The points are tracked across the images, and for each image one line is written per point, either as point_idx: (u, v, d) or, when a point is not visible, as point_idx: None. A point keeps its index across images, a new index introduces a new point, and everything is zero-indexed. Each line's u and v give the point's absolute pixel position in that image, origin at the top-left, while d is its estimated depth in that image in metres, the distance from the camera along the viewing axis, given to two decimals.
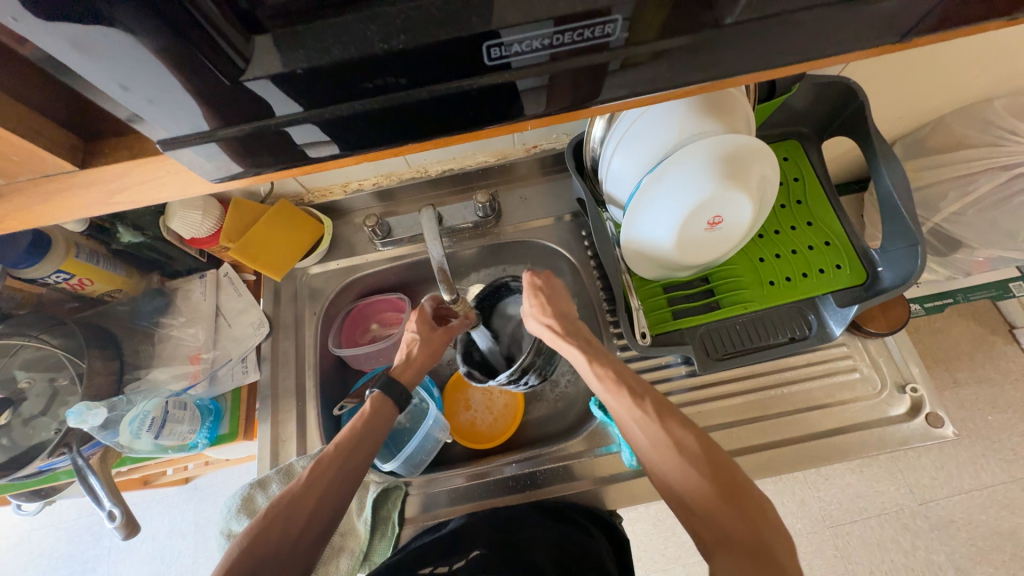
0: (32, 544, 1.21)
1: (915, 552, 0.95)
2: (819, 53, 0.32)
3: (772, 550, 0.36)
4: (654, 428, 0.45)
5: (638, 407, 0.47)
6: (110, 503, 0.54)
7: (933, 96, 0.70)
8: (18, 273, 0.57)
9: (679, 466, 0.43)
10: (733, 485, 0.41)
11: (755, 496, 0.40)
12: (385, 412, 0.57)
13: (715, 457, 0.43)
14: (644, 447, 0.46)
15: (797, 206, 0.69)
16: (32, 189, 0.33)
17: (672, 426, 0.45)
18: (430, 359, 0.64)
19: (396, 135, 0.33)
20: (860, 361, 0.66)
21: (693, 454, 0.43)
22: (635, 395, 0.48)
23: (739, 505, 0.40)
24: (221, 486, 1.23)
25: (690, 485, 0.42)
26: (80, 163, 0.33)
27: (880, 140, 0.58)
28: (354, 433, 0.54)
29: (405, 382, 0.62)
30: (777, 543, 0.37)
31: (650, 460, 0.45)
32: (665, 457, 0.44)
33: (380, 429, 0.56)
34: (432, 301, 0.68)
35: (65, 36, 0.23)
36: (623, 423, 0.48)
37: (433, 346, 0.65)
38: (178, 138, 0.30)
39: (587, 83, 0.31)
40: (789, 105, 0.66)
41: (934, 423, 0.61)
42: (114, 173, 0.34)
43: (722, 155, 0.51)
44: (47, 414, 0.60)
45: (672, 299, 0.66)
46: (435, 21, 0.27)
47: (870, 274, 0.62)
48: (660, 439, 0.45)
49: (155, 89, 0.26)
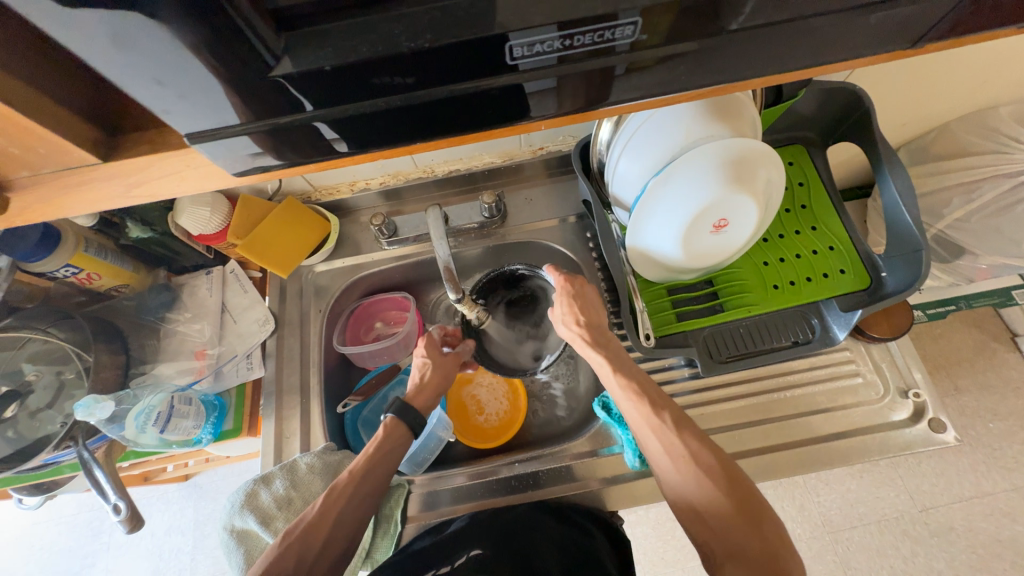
0: (31, 539, 1.21)
1: (915, 559, 0.94)
2: (833, 57, 0.32)
3: (783, 560, 0.39)
4: (670, 439, 0.48)
5: (657, 417, 0.50)
6: (115, 496, 0.54)
7: (939, 103, 0.71)
8: (26, 266, 0.57)
9: (694, 478, 0.45)
10: (748, 502, 0.43)
11: (767, 512, 0.43)
12: (400, 438, 0.57)
13: (730, 472, 0.45)
14: (659, 456, 0.48)
15: (801, 211, 0.69)
16: (56, 180, 0.34)
17: (688, 438, 0.48)
18: (444, 383, 0.65)
19: (411, 133, 0.33)
20: (862, 366, 0.66)
21: (708, 466, 0.46)
22: (653, 404, 0.51)
23: (753, 521, 0.42)
24: (222, 484, 1.23)
25: (705, 496, 0.44)
26: (103, 156, 0.34)
27: (885, 145, 0.58)
28: (369, 463, 0.54)
29: (420, 407, 0.62)
30: (789, 555, 0.40)
31: (666, 471, 0.48)
32: (681, 466, 0.46)
33: (397, 455, 0.57)
34: (438, 329, 0.68)
35: (99, 31, 0.23)
36: (640, 430, 0.50)
37: (446, 370, 0.65)
38: (202, 133, 0.30)
39: (599, 84, 0.32)
40: (795, 109, 0.66)
41: (936, 428, 0.61)
42: (133, 166, 0.34)
43: (728, 158, 0.52)
44: (54, 407, 0.60)
45: (676, 301, 0.67)
46: (461, 22, 0.27)
47: (875, 279, 0.62)
48: (677, 450, 0.47)
49: (182, 85, 0.27)
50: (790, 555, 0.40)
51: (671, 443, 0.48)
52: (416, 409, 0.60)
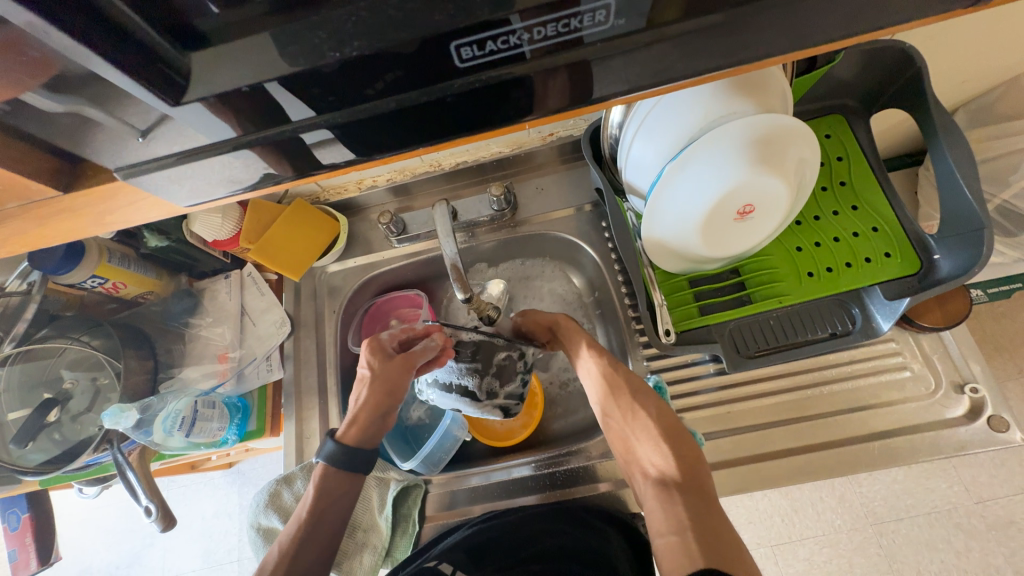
0: (97, 522, 1.32)
1: (969, 553, 0.88)
2: (862, 26, 0.27)
3: (700, 477, 0.45)
4: (615, 381, 0.54)
5: (603, 361, 0.56)
6: (147, 498, 0.57)
7: (1009, 57, 0.62)
8: (57, 279, 0.60)
9: (630, 411, 0.52)
10: (673, 429, 0.49)
11: (689, 440, 0.48)
12: (337, 490, 0.53)
13: (663, 411, 0.50)
14: (601, 395, 0.55)
15: (840, 188, 0.63)
16: (24, 215, 0.35)
17: (627, 376, 0.54)
18: (388, 400, 0.55)
19: (387, 144, 0.31)
20: (910, 359, 0.60)
21: (642, 398, 0.52)
22: (599, 352, 0.57)
23: (677, 443, 0.48)
24: (262, 471, 1.30)
25: (638, 424, 0.50)
26: (65, 187, 0.34)
27: (939, 113, 0.52)
28: (304, 528, 0.51)
29: (364, 439, 0.54)
30: (705, 474, 0.45)
31: (609, 408, 0.54)
32: (620, 400, 0.53)
33: (336, 509, 0.52)
34: (389, 332, 0.59)
35: (84, 55, 0.24)
36: (589, 376, 0.57)
37: (389, 378, 0.56)
38: (157, 162, 0.30)
39: (577, 80, 0.29)
40: (832, 75, 0.59)
41: (997, 427, 0.55)
42: (99, 196, 0.35)
43: (754, 138, 0.47)
44: (93, 410, 0.64)
45: (698, 294, 0.62)
46: (395, 23, 0.25)
47: (926, 262, 0.56)
48: (617, 386, 0.54)
49: (158, 105, 0.27)
50: (704, 471, 0.46)
51: (614, 385, 0.54)
52: (343, 451, 0.53)
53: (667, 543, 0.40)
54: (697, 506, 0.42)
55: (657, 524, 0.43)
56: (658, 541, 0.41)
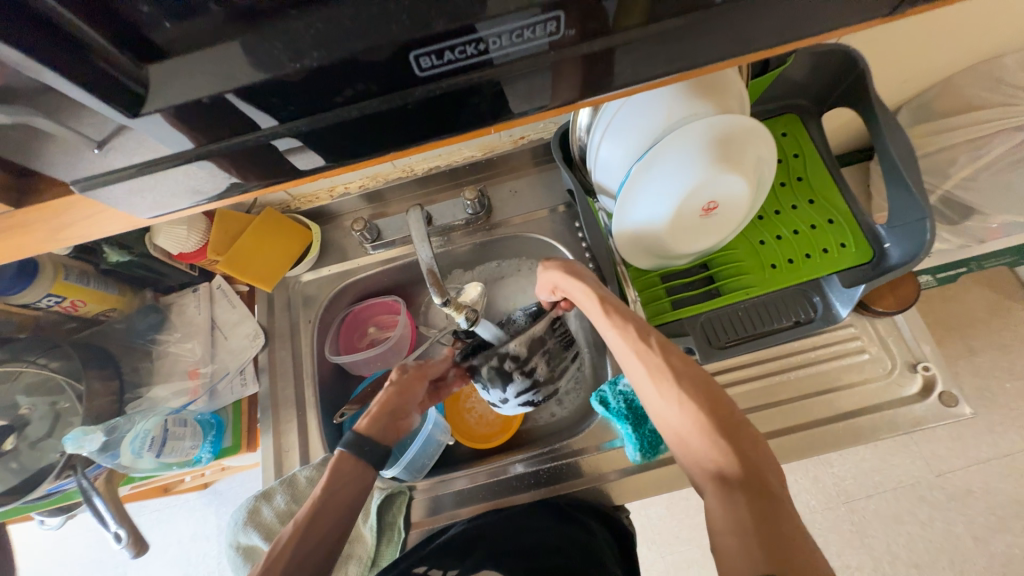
0: (62, 555, 1.24)
1: (932, 523, 0.93)
2: (798, 32, 0.29)
3: (762, 472, 0.41)
4: (654, 364, 0.48)
5: (644, 341, 0.49)
6: (116, 524, 0.55)
7: (944, 57, 0.66)
8: (8, 300, 0.57)
9: (677, 402, 0.46)
10: (727, 417, 0.44)
11: (746, 429, 0.44)
12: (351, 472, 0.50)
13: (715, 400, 0.45)
14: (641, 380, 0.49)
15: (797, 183, 0.66)
16: None
17: (672, 358, 0.48)
18: (401, 401, 0.58)
19: (354, 152, 0.32)
20: (868, 343, 0.64)
21: (691, 384, 0.46)
22: (639, 332, 0.50)
23: (734, 434, 0.43)
24: (240, 490, 1.25)
25: (686, 416, 0.45)
26: (14, 203, 0.33)
27: (882, 110, 0.55)
28: (317, 505, 0.48)
29: (377, 432, 0.54)
30: (766, 467, 0.41)
31: (652, 395, 0.48)
32: (665, 389, 0.47)
33: (352, 488, 0.50)
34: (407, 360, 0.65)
35: (39, 71, 0.23)
36: (625, 357, 0.50)
37: (403, 383, 0.59)
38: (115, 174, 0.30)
39: (536, 85, 0.30)
40: (786, 76, 0.62)
41: (948, 402, 0.59)
42: (54, 210, 0.33)
43: (714, 138, 0.49)
44: (53, 436, 0.60)
45: (670, 289, 0.65)
46: (354, 35, 0.26)
47: (877, 251, 0.59)
48: (661, 373, 0.47)
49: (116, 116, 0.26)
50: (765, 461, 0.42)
51: (653, 367, 0.48)
52: (356, 437, 0.52)
53: (730, 546, 0.37)
54: (761, 509, 0.38)
55: (717, 522, 0.39)
56: (719, 541, 0.38)
